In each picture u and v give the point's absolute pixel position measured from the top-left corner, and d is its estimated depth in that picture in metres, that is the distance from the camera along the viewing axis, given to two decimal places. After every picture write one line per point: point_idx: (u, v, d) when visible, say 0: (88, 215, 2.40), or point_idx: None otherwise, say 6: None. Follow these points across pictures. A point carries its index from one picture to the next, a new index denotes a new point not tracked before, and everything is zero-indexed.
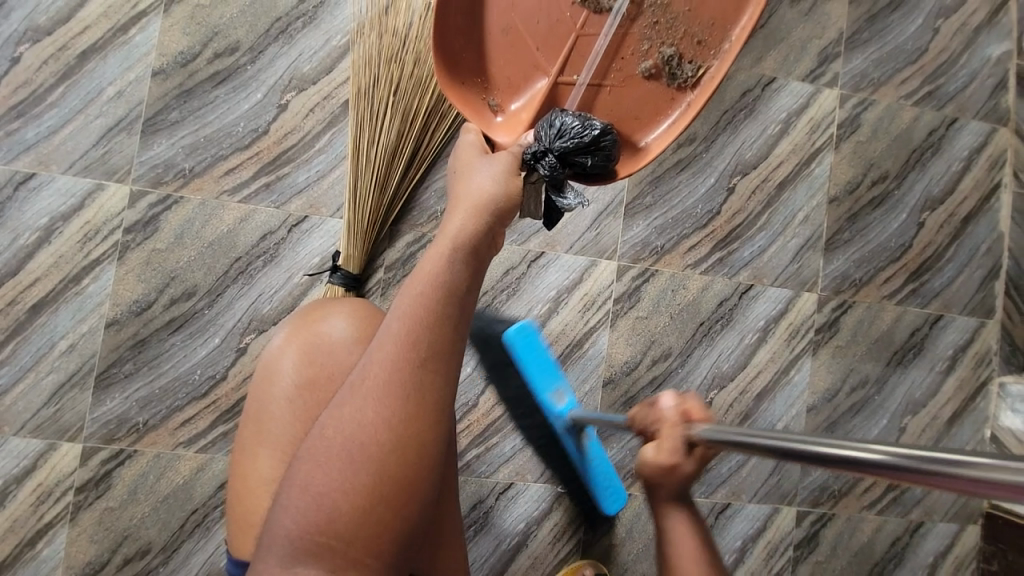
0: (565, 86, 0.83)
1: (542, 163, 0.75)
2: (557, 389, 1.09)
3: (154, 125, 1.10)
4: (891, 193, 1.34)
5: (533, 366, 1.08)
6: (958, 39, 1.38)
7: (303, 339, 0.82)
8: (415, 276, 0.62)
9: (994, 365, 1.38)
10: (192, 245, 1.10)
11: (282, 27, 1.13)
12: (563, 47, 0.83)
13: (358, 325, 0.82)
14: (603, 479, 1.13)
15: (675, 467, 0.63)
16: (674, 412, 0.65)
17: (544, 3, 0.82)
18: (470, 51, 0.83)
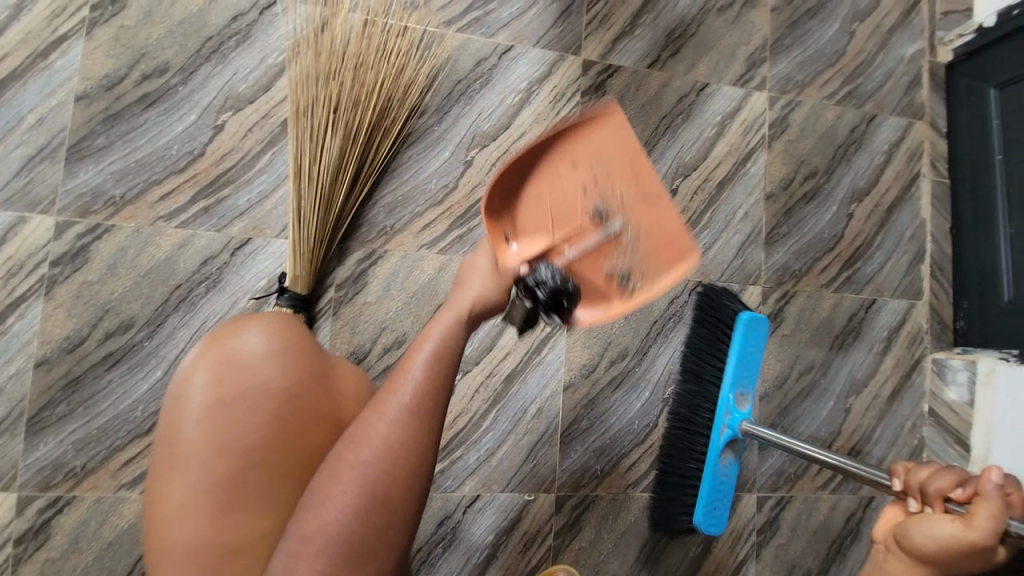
0: (552, 252, 0.81)
1: (542, 287, 0.76)
2: (743, 393, 1.15)
3: (79, 152, 1.05)
4: (821, 187, 1.42)
5: (743, 360, 1.14)
6: (873, 41, 1.48)
7: (215, 357, 0.74)
8: (427, 333, 0.71)
9: (926, 343, 1.47)
10: (127, 275, 1.05)
11: (214, 47, 1.10)
12: (566, 227, 0.83)
13: (275, 338, 0.78)
14: (716, 496, 1.14)
15: (970, 549, 0.68)
16: (998, 494, 0.68)
17: (575, 189, 0.83)
18: (506, 186, 0.83)
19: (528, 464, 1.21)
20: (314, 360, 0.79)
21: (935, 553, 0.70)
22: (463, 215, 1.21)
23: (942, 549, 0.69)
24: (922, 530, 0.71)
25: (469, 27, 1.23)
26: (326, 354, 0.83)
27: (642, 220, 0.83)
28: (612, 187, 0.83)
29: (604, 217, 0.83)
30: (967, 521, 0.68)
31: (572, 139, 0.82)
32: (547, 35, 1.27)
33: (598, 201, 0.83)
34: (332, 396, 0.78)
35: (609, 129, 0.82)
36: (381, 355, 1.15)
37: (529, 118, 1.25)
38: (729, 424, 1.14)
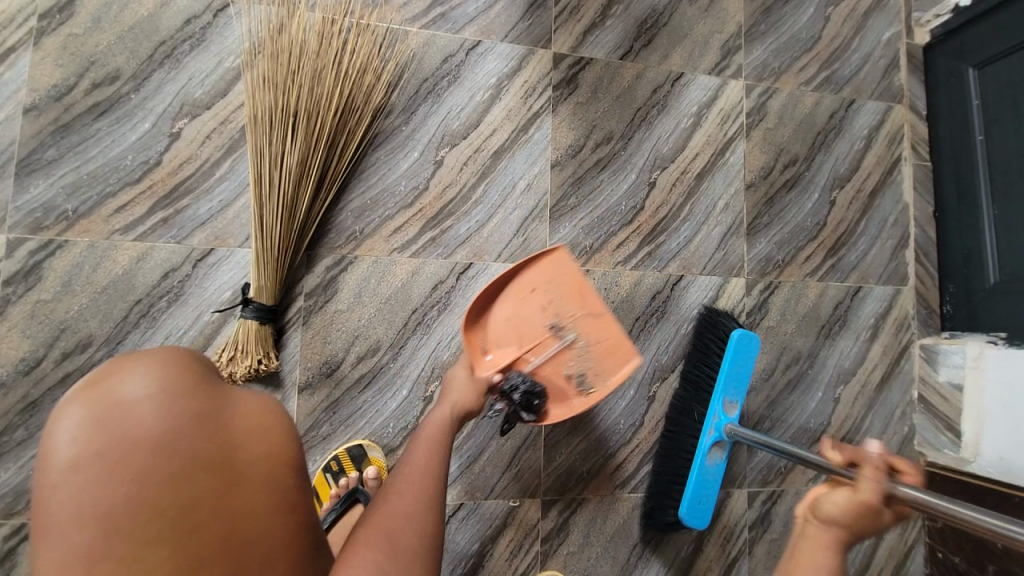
0: (521, 363, 1.04)
1: (514, 394, 1.01)
2: (734, 400, 1.16)
3: (29, 166, 1.00)
4: (802, 174, 1.40)
5: (735, 370, 1.16)
6: (848, 25, 1.46)
7: (95, 402, 0.47)
8: (421, 430, 0.88)
9: (913, 329, 1.45)
10: (83, 292, 1.01)
11: (167, 52, 1.06)
12: (530, 342, 1.04)
13: (170, 378, 0.49)
14: (701, 495, 1.16)
15: (863, 511, 0.71)
16: (878, 459, 0.74)
17: (537, 312, 1.05)
18: (483, 313, 1.07)
19: (512, 470, 1.18)
20: (222, 403, 0.51)
21: (837, 521, 0.72)
22: (435, 217, 1.17)
23: (843, 516, 0.72)
24: (824, 502, 0.74)
25: (434, 23, 1.19)
26: (242, 392, 0.54)
27: (592, 330, 1.05)
28: (565, 307, 1.05)
29: (561, 330, 1.05)
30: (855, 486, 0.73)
31: (530, 275, 1.06)
32: (516, 29, 1.24)
33: (554, 317, 1.05)
34: (244, 457, 0.50)
35: (555, 263, 1.05)
36: (354, 364, 1.11)
37: (500, 114, 1.22)
38: (715, 426, 1.15)
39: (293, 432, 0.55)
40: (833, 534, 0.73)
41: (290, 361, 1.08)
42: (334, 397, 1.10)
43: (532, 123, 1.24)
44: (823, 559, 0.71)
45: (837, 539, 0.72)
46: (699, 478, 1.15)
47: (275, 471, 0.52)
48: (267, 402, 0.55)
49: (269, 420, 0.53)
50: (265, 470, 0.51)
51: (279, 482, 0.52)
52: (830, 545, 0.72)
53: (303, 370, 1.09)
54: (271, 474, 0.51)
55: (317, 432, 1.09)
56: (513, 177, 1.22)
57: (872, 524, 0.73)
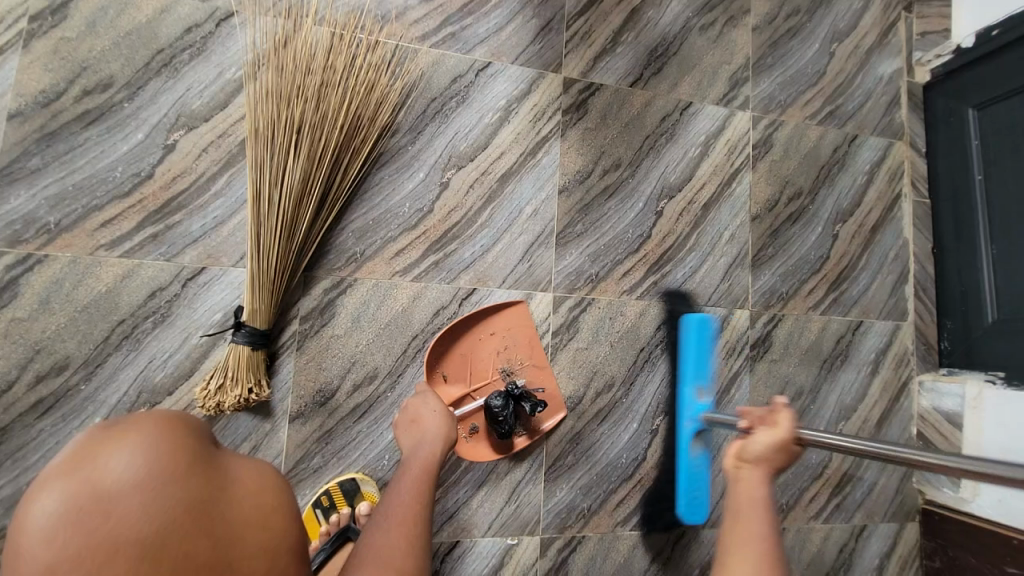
0: (469, 398, 1.12)
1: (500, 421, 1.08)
2: (703, 384, 1.15)
3: (10, 175, 0.94)
4: (806, 208, 1.40)
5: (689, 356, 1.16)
6: (852, 61, 1.47)
7: (67, 494, 0.39)
8: (406, 469, 0.86)
9: (912, 365, 1.45)
10: (62, 311, 0.94)
11: (165, 60, 1.01)
12: (481, 381, 1.13)
13: (165, 455, 0.43)
14: (692, 489, 1.12)
15: (777, 449, 0.79)
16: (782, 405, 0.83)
17: (490, 357, 1.14)
18: (441, 348, 1.11)
19: (511, 506, 1.13)
20: (219, 482, 0.45)
21: (764, 457, 0.78)
22: (438, 240, 1.13)
23: (764, 452, 0.78)
24: (749, 442, 0.80)
25: (445, 42, 1.16)
26: (237, 466, 0.49)
27: (536, 378, 1.16)
28: (516, 354, 1.15)
29: (509, 374, 1.14)
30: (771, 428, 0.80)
31: (489, 323, 1.14)
32: (527, 51, 1.22)
33: (505, 362, 1.14)
34: (241, 548, 0.44)
35: (517, 315, 1.15)
36: (350, 392, 1.06)
37: (509, 137, 1.19)
38: (693, 417, 1.13)
39: (291, 509, 0.51)
40: (762, 471, 0.77)
41: (282, 389, 1.03)
42: (328, 427, 1.04)
43: (540, 147, 1.21)
44: (760, 491, 0.75)
45: (766, 474, 0.77)
46: (688, 472, 1.12)
47: (274, 560, 0.46)
48: (264, 476, 0.50)
49: (267, 499, 0.48)
50: (261, 561, 0.46)
51: (278, 571, 0.47)
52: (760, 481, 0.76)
53: (296, 399, 1.03)
54: (268, 561, 0.46)
55: (308, 463, 1.03)
56: (520, 203, 1.19)
57: (789, 461, 0.79)
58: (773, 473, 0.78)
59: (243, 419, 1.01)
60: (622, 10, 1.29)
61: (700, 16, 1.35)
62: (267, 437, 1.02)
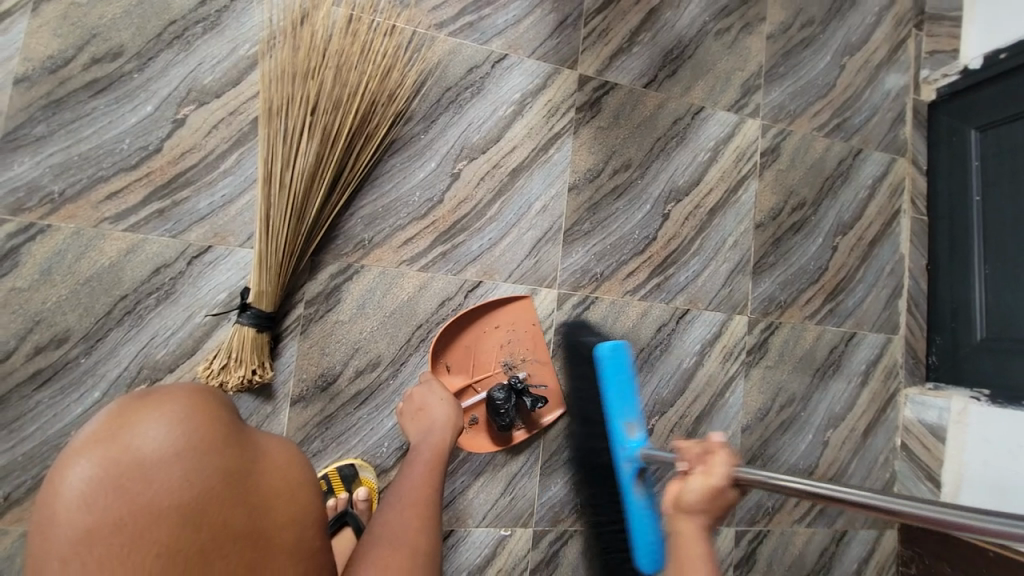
0: (472, 389, 1.13)
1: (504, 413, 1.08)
2: (628, 420, 1.02)
3: (14, 141, 0.92)
4: (809, 218, 1.42)
5: (613, 391, 1.03)
6: (862, 75, 1.49)
7: (107, 461, 0.43)
8: (418, 453, 0.88)
9: (901, 378, 1.48)
10: (63, 283, 0.93)
11: (177, 33, 0.99)
12: (485, 373, 1.13)
13: (197, 427, 0.46)
14: (645, 536, 0.99)
15: (719, 495, 0.73)
16: (721, 446, 0.77)
17: (494, 349, 1.14)
18: (447, 338, 1.11)
19: (506, 498, 1.15)
20: (249, 456, 0.49)
21: (701, 508, 0.72)
22: (447, 231, 1.13)
23: (701, 501, 0.72)
24: (685, 490, 0.73)
25: (462, 31, 1.15)
26: (265, 441, 0.52)
27: (537, 373, 1.16)
28: (519, 349, 1.15)
29: (512, 368, 1.15)
30: (709, 472, 0.74)
31: (496, 315, 1.14)
32: (544, 46, 1.21)
33: (508, 356, 1.15)
34: (270, 518, 0.47)
35: (523, 310, 1.15)
36: (352, 378, 1.06)
37: (522, 131, 1.19)
38: (630, 457, 1.00)
39: (315, 484, 0.54)
40: (698, 522, 0.71)
41: (284, 372, 1.02)
42: (328, 412, 1.04)
43: (552, 143, 1.21)
44: (701, 548, 0.69)
45: (702, 525, 0.71)
46: (640, 518, 0.99)
47: (300, 532, 0.49)
48: (288, 452, 0.53)
49: (291, 473, 0.51)
50: (291, 530, 0.49)
51: (304, 542, 0.50)
52: (699, 533, 0.71)
53: (298, 383, 1.03)
54: (296, 534, 0.49)
55: (307, 447, 1.03)
56: (530, 198, 1.19)
57: (725, 507, 0.74)
58: (711, 522, 0.72)
59: (244, 401, 1.00)
60: (639, 10, 1.28)
61: (716, 21, 1.35)
62: (267, 419, 1.01)
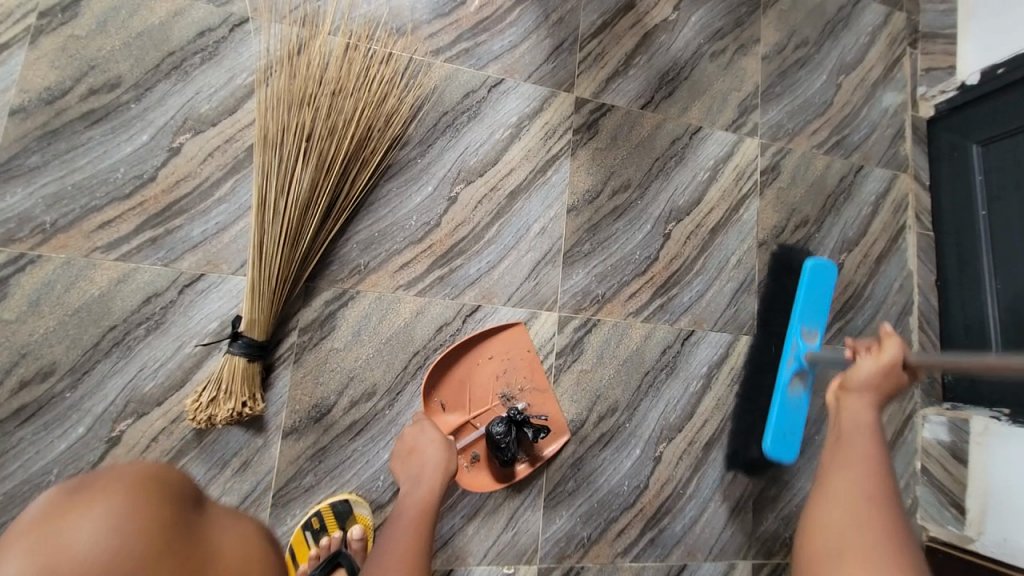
0: (471, 425, 1.09)
1: (508, 448, 1.05)
2: (805, 328, 1.23)
3: (6, 172, 0.91)
4: (813, 235, 1.40)
5: (802, 300, 1.25)
6: (858, 93, 1.49)
7: (39, 548, 0.42)
8: (404, 505, 0.88)
9: (916, 398, 1.43)
10: (52, 314, 0.91)
11: (175, 63, 1.00)
12: (481, 407, 1.10)
13: (142, 510, 0.47)
14: (784, 425, 1.20)
15: (890, 371, 0.83)
16: (891, 333, 0.88)
17: (489, 381, 1.11)
18: (438, 376, 1.08)
19: (508, 533, 1.09)
20: (196, 544, 0.50)
21: (873, 382, 0.81)
22: (445, 255, 1.11)
23: (873, 374, 0.82)
24: (856, 370, 0.84)
25: (459, 57, 1.16)
26: (213, 532, 0.53)
27: (536, 402, 1.13)
28: (515, 378, 1.12)
29: (510, 400, 1.11)
30: (881, 352, 0.85)
31: (488, 345, 1.11)
32: (540, 70, 1.22)
33: (505, 387, 1.11)
34: None
35: (515, 338, 1.12)
36: (347, 408, 1.03)
37: (519, 154, 1.19)
38: (792, 355, 1.21)
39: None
40: (871, 391, 0.80)
41: (276, 402, 0.99)
42: (322, 444, 1.00)
43: (550, 165, 1.21)
44: (868, 416, 0.75)
45: (875, 396, 0.80)
46: (783, 409, 1.20)
47: None
48: (234, 544, 0.54)
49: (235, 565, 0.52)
50: None
51: None
52: (869, 404, 0.78)
53: (291, 414, 1.00)
54: None
55: (300, 482, 0.99)
56: (529, 220, 1.18)
57: (897, 386, 0.84)
58: (880, 399, 0.80)
59: (235, 434, 0.97)
60: (634, 33, 1.30)
61: (711, 43, 1.36)
62: (258, 453, 0.97)
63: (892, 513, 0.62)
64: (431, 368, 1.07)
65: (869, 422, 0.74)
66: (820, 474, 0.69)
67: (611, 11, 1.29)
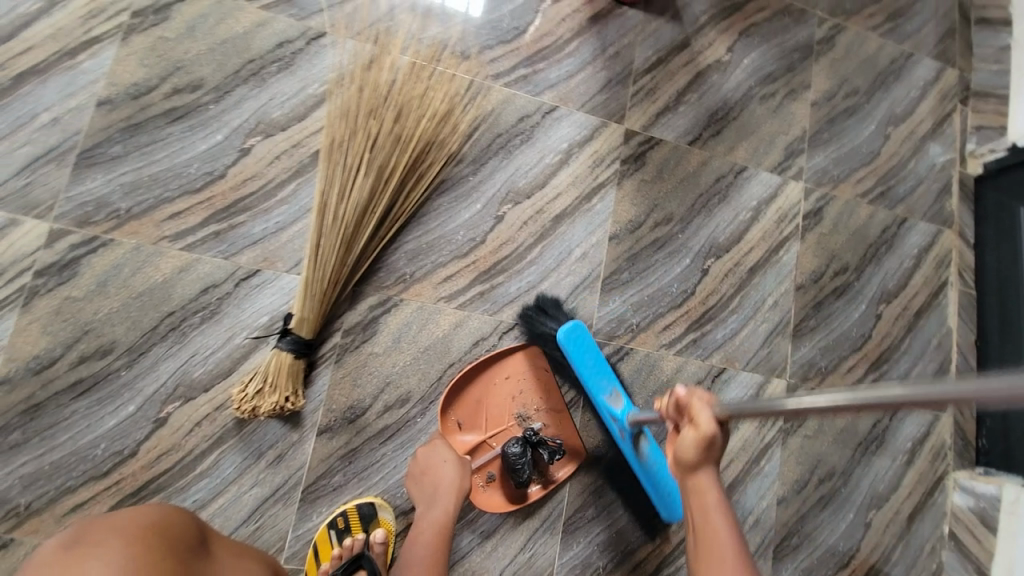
0: (487, 445, 1.10)
1: (525, 469, 1.05)
2: (610, 392, 1.08)
3: (90, 158, 0.98)
4: (851, 283, 1.39)
5: (587, 370, 1.07)
6: (906, 146, 1.49)
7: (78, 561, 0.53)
8: (425, 523, 0.97)
9: (949, 460, 1.39)
10: (117, 295, 0.96)
11: (253, 70, 1.06)
12: (497, 427, 1.11)
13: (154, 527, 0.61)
14: (660, 485, 1.08)
15: (708, 445, 0.77)
16: (687, 402, 0.79)
17: (504, 402, 1.11)
18: (452, 399, 1.09)
19: (525, 554, 1.09)
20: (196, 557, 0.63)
21: (699, 462, 0.78)
22: (487, 271, 1.14)
23: (695, 458, 0.78)
24: (681, 452, 0.79)
25: (516, 83, 1.20)
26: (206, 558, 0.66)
27: (553, 423, 1.13)
28: (531, 399, 1.13)
29: (526, 420, 1.12)
30: (692, 428, 0.78)
31: (503, 366, 1.12)
32: (593, 100, 1.25)
33: (521, 407, 1.12)
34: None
35: (531, 358, 1.13)
36: (380, 413, 1.05)
37: (566, 180, 1.22)
38: (621, 427, 1.07)
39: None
40: (706, 470, 0.79)
41: (315, 400, 1.02)
42: (353, 446, 1.03)
43: (595, 193, 1.23)
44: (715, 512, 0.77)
45: (711, 469, 0.79)
46: (659, 474, 1.08)
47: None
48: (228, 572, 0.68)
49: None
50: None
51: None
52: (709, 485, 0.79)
53: (327, 412, 1.02)
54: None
55: (329, 481, 1.01)
56: (571, 244, 1.20)
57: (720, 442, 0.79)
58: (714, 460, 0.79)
59: (272, 427, 0.99)
60: (687, 71, 1.33)
61: (762, 86, 1.39)
62: (292, 448, 1.00)
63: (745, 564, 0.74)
64: (444, 392, 1.07)
65: (715, 498, 0.78)
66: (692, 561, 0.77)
67: (666, 48, 1.32)
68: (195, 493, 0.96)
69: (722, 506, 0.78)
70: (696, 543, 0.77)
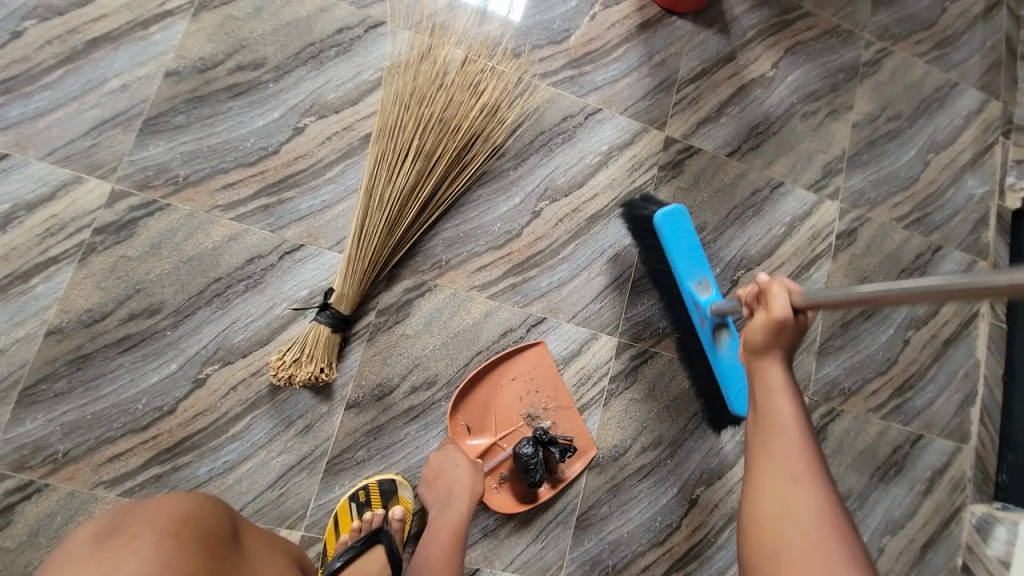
0: (497, 446, 1.11)
1: (536, 471, 1.06)
2: (699, 280, 1.14)
3: (154, 126, 1.02)
4: (880, 307, 1.38)
5: (680, 252, 1.14)
6: (946, 174, 1.49)
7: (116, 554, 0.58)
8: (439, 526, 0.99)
9: (968, 492, 1.37)
10: (168, 258, 1.00)
11: (313, 53, 1.10)
12: (505, 429, 1.12)
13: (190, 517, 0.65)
14: (734, 379, 1.13)
15: (781, 329, 0.74)
16: (767, 284, 0.77)
17: (511, 404, 1.12)
18: (460, 404, 1.10)
19: (536, 545, 1.11)
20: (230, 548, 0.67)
21: (769, 345, 0.74)
22: (520, 264, 1.16)
23: (765, 337, 0.74)
24: (749, 334, 0.76)
25: (563, 83, 1.23)
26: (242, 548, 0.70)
27: (563, 421, 1.14)
28: (540, 399, 1.13)
29: (535, 420, 1.13)
30: (768, 308, 0.75)
31: (509, 368, 1.12)
32: (636, 105, 1.27)
33: (530, 408, 1.13)
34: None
35: (538, 357, 1.14)
36: (407, 393, 1.07)
37: (604, 181, 1.23)
38: (704, 315, 1.13)
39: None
40: (774, 355, 0.74)
41: (346, 374, 1.05)
42: (379, 422, 1.05)
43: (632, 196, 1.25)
44: (781, 401, 0.71)
45: (780, 356, 0.74)
46: (732, 368, 1.13)
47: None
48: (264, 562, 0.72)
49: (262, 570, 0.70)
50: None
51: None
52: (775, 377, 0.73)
53: (356, 388, 1.05)
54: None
55: (353, 454, 1.03)
56: (604, 244, 1.21)
57: (796, 333, 0.76)
58: (787, 350, 0.75)
59: (304, 397, 1.03)
60: (731, 84, 1.34)
61: (804, 104, 1.39)
62: (320, 420, 1.03)
63: (809, 466, 0.66)
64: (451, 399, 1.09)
65: (782, 385, 0.73)
66: (748, 467, 0.69)
67: (711, 60, 1.33)
68: (225, 454, 0.99)
69: (789, 393, 0.72)
70: (756, 431, 0.71)
